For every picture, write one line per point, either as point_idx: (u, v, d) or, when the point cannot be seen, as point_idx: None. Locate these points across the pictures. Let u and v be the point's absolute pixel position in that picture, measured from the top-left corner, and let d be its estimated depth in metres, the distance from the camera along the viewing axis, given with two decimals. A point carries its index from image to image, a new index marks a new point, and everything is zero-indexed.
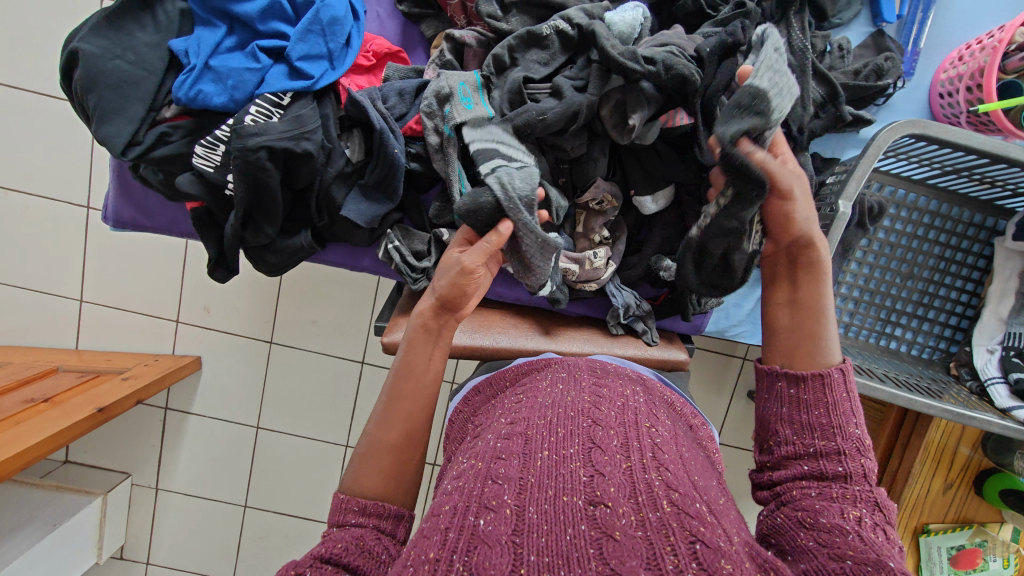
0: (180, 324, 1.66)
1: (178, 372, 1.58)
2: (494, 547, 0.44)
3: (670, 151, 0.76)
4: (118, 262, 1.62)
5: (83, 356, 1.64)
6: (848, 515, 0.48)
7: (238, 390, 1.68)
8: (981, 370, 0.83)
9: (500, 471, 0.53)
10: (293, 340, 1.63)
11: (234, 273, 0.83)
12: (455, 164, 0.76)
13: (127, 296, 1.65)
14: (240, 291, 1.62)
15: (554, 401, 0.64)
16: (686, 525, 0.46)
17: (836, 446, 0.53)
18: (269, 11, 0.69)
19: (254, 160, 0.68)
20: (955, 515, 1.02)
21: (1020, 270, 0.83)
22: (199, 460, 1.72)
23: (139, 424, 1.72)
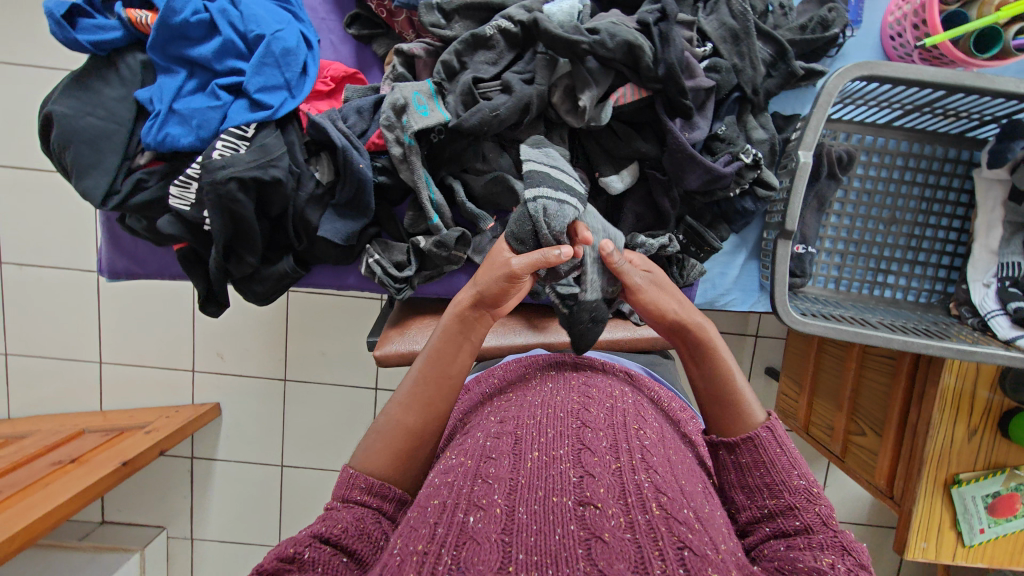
0: (196, 373, 1.70)
1: (198, 420, 1.62)
2: (483, 544, 0.43)
3: (627, 129, 0.77)
4: (131, 320, 1.67)
5: (108, 416, 1.69)
6: (821, 561, 0.48)
7: (259, 430, 1.71)
8: (979, 305, 0.81)
9: (489, 471, 0.52)
10: (305, 375, 1.66)
11: (226, 307, 0.86)
12: (420, 171, 0.78)
13: (143, 351, 1.69)
14: (249, 334, 1.66)
15: (542, 402, 0.64)
16: (674, 530, 0.45)
17: (786, 502, 0.55)
18: (223, 49, 0.72)
19: (226, 192, 0.71)
20: (985, 461, 0.98)
21: (1003, 200, 0.82)
22: (230, 504, 1.75)
23: (167, 476, 1.75)
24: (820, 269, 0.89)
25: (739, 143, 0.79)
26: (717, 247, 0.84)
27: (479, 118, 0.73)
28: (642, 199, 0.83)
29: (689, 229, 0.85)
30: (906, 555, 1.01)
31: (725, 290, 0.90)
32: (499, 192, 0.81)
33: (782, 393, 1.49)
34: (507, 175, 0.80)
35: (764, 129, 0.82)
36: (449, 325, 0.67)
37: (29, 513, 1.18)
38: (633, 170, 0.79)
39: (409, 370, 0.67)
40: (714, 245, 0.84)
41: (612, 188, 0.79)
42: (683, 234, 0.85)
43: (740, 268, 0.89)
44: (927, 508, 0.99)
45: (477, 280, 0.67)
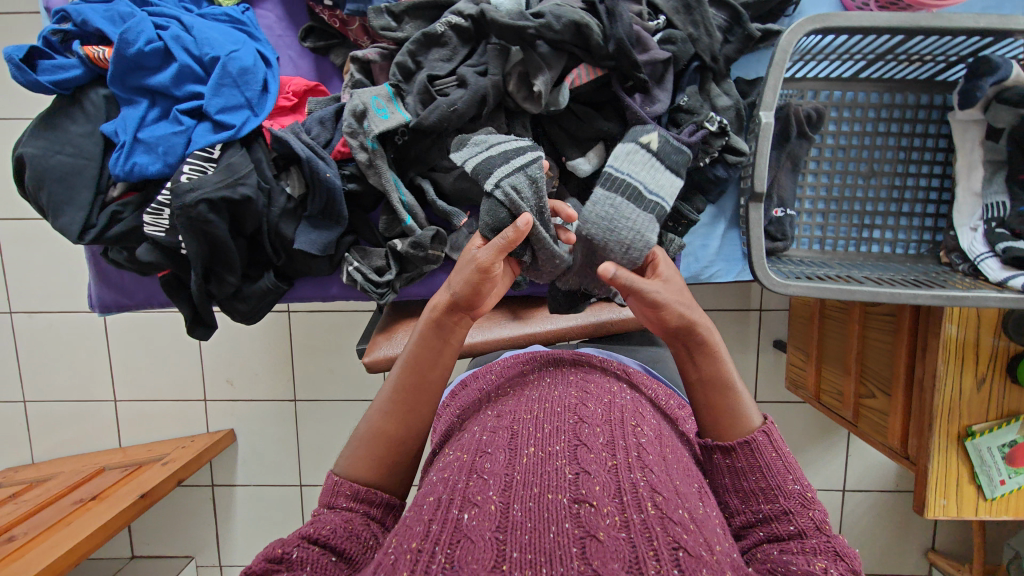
0: (208, 402, 1.72)
1: (214, 447, 1.65)
2: (476, 543, 0.43)
3: (587, 110, 0.76)
4: (140, 355, 1.70)
5: (127, 452, 1.72)
6: (814, 565, 0.48)
7: (274, 452, 1.73)
8: (968, 250, 0.80)
9: (485, 466, 0.51)
10: (314, 394, 1.68)
11: (214, 328, 0.87)
12: (387, 174, 0.79)
13: (154, 386, 1.72)
14: (255, 358, 1.67)
15: (540, 396, 0.64)
16: (669, 530, 0.45)
17: (781, 506, 0.55)
18: (180, 75, 0.73)
19: (196, 214, 0.73)
20: (998, 411, 0.96)
21: (982, 139, 0.79)
22: (255, 528, 1.77)
23: (190, 507, 1.77)
24: (803, 231, 0.87)
25: (702, 112, 0.78)
26: (694, 219, 0.84)
27: (438, 116, 0.74)
28: None
29: (665, 204, 0.84)
30: (926, 515, 0.99)
31: (708, 262, 0.89)
32: (468, 187, 0.81)
33: (790, 365, 1.46)
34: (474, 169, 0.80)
35: (728, 96, 0.81)
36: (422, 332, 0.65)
37: (53, 551, 1.21)
38: (600, 150, 0.78)
39: (389, 377, 0.66)
40: (691, 217, 0.83)
41: (580, 170, 0.78)
42: None
43: (720, 238, 0.88)
44: (942, 464, 0.96)
45: (451, 283, 0.65)
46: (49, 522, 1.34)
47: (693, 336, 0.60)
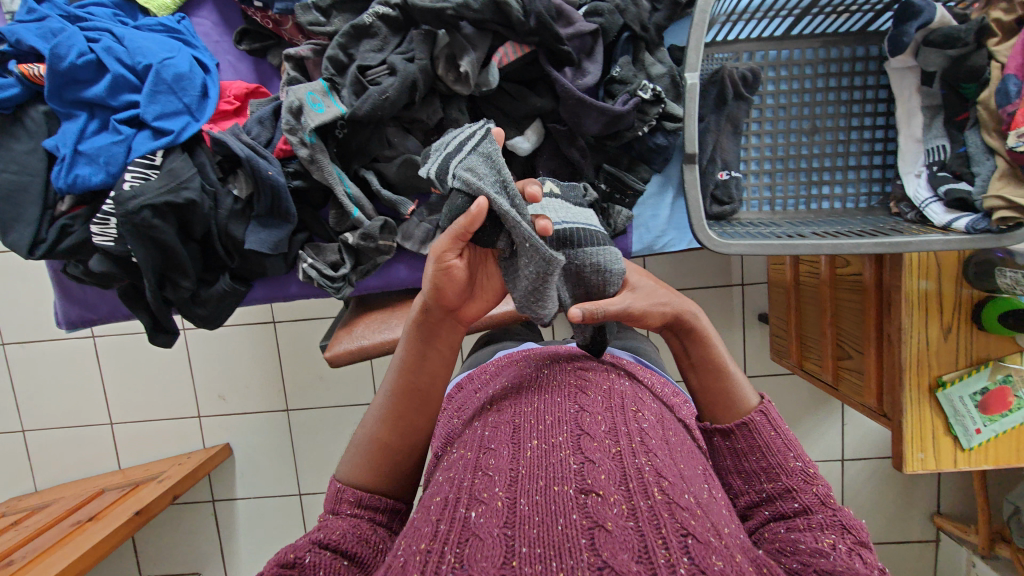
0: (202, 418, 1.74)
1: (210, 461, 1.66)
2: (486, 540, 0.42)
3: (518, 88, 0.77)
4: (130, 376, 1.72)
5: (127, 472, 1.72)
6: (822, 542, 0.50)
7: (270, 463, 1.73)
8: (913, 196, 0.79)
9: (490, 462, 0.50)
10: (307, 402, 1.69)
11: (176, 335, 0.89)
12: (330, 168, 0.79)
13: (146, 406, 1.74)
14: (245, 370, 1.69)
15: (540, 389, 0.62)
16: (676, 516, 0.44)
17: (784, 484, 0.56)
18: (115, 85, 0.75)
19: (141, 221, 0.74)
20: (967, 358, 0.95)
21: (918, 85, 0.79)
22: (259, 539, 1.77)
23: (192, 523, 1.78)
24: (751, 193, 0.88)
25: (635, 81, 0.79)
26: (640, 188, 0.85)
27: (371, 104, 0.74)
28: (553, 155, 0.83)
29: (609, 176, 0.85)
30: (905, 470, 0.98)
31: (660, 232, 0.89)
32: (414, 175, 0.82)
33: (774, 335, 1.44)
34: (415, 156, 0.81)
35: (662, 64, 0.81)
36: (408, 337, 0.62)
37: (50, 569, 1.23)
38: (537, 127, 0.79)
39: (382, 384, 0.64)
40: (636, 187, 0.84)
41: (520, 149, 0.78)
42: (605, 182, 0.85)
43: (669, 208, 0.89)
44: (917, 417, 0.96)
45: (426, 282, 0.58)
46: (46, 545, 1.34)
47: (684, 323, 0.63)
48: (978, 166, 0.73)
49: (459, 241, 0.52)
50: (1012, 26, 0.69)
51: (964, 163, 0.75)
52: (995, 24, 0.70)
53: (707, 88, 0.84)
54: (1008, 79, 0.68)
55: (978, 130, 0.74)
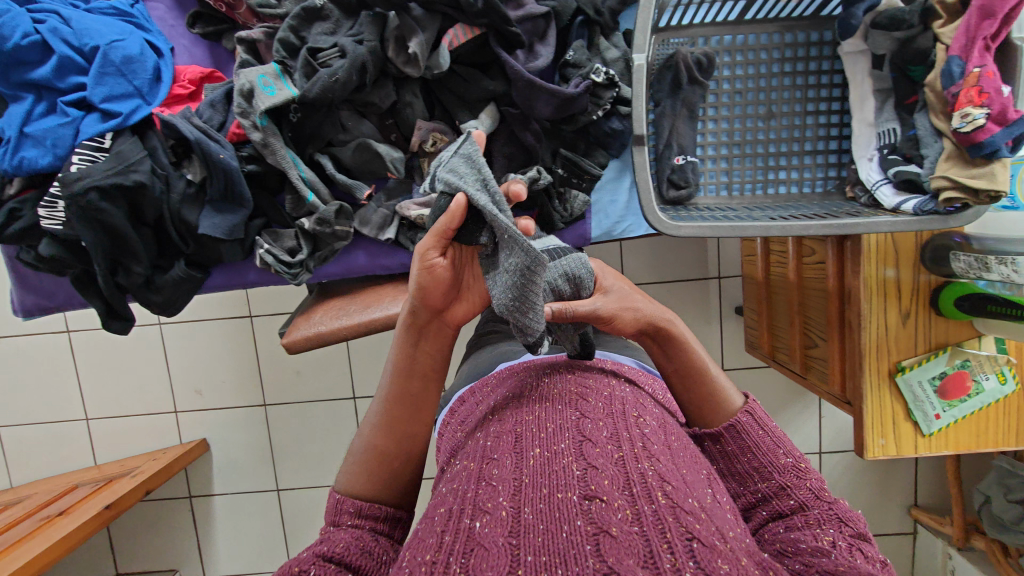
0: (179, 413, 1.65)
1: (186, 457, 1.56)
2: (491, 551, 0.40)
3: (470, 71, 0.78)
4: (106, 370, 1.64)
5: (102, 468, 1.64)
6: (821, 540, 0.49)
7: (248, 458, 1.64)
8: (865, 179, 0.80)
9: (493, 472, 0.48)
10: (285, 396, 1.60)
11: (131, 321, 0.89)
12: (282, 151, 0.79)
13: (122, 400, 1.65)
14: (221, 364, 1.61)
15: (541, 394, 0.59)
16: (680, 520, 0.42)
17: (778, 482, 0.56)
18: (62, 67, 0.75)
19: (88, 203, 0.73)
20: (926, 343, 0.95)
21: (869, 69, 0.80)
22: (237, 537, 1.68)
23: (168, 517, 1.68)
24: (709, 178, 0.88)
25: (588, 65, 0.79)
26: (596, 173, 0.84)
27: (321, 87, 0.74)
28: (509, 139, 0.83)
29: (566, 160, 0.84)
30: (867, 457, 0.98)
31: (619, 218, 0.89)
32: (369, 159, 0.82)
33: (748, 327, 1.41)
34: (369, 140, 0.81)
35: (617, 49, 0.81)
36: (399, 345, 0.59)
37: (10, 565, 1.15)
38: (491, 111, 0.79)
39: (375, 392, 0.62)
40: (592, 172, 0.84)
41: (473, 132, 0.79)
42: (562, 167, 0.84)
43: (628, 192, 0.88)
44: (876, 402, 0.96)
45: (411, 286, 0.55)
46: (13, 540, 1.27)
47: (661, 330, 0.63)
48: (926, 148, 0.74)
49: (442, 239, 0.50)
50: (957, 8, 0.70)
51: (914, 146, 0.76)
52: (940, 6, 0.71)
53: (662, 74, 0.85)
54: (951, 61, 0.68)
55: (926, 113, 0.75)
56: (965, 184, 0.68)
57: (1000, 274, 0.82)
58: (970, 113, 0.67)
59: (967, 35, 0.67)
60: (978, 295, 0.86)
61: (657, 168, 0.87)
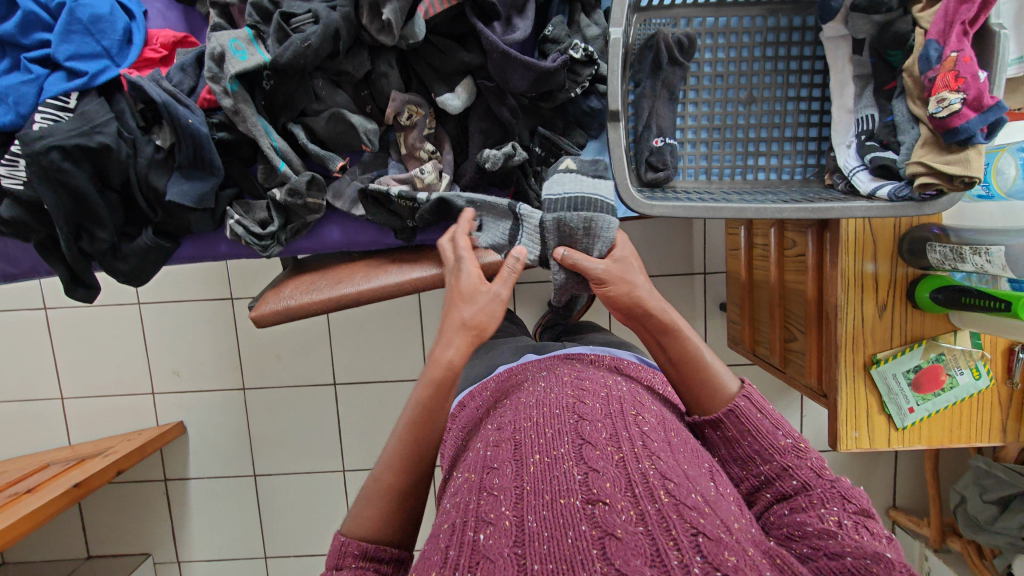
0: (156, 395, 1.48)
1: (161, 439, 1.41)
2: (496, 562, 0.39)
3: (446, 42, 0.77)
4: (80, 345, 1.47)
5: (76, 447, 1.47)
6: (827, 521, 0.48)
7: (226, 442, 1.49)
8: (843, 165, 0.80)
9: (494, 483, 0.46)
10: (261, 380, 1.45)
11: (96, 289, 0.87)
12: (253, 118, 0.78)
13: (97, 379, 1.48)
14: (201, 343, 1.44)
15: (536, 401, 0.55)
16: (685, 516, 0.41)
17: (779, 464, 0.53)
18: (26, 24, 0.75)
19: (48, 163, 0.72)
20: (902, 336, 0.94)
21: (850, 55, 0.79)
22: (212, 525, 1.52)
23: (139, 502, 1.51)
24: (688, 162, 0.87)
25: (567, 40, 0.78)
26: (574, 152, 0.83)
27: (293, 52, 0.73)
28: (485, 114, 0.83)
29: (544, 139, 0.83)
30: (839, 449, 0.97)
31: None
32: (343, 131, 0.81)
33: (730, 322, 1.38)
34: (342, 109, 0.80)
35: (598, 26, 0.80)
36: (431, 393, 0.62)
37: None
38: (468, 85, 0.80)
39: (392, 434, 0.62)
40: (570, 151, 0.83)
41: (450, 106, 0.79)
42: (540, 146, 0.84)
43: None
44: (851, 394, 0.95)
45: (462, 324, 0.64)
46: None
47: (654, 319, 0.63)
48: (903, 134, 0.73)
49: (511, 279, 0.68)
50: None
51: (891, 132, 0.75)
52: None
53: (643, 54, 0.84)
54: (929, 45, 0.68)
55: (904, 99, 0.74)
56: (938, 169, 0.68)
57: (974, 264, 0.81)
58: (945, 97, 0.67)
59: (945, 19, 0.67)
60: (952, 287, 0.84)
61: (636, 150, 0.86)
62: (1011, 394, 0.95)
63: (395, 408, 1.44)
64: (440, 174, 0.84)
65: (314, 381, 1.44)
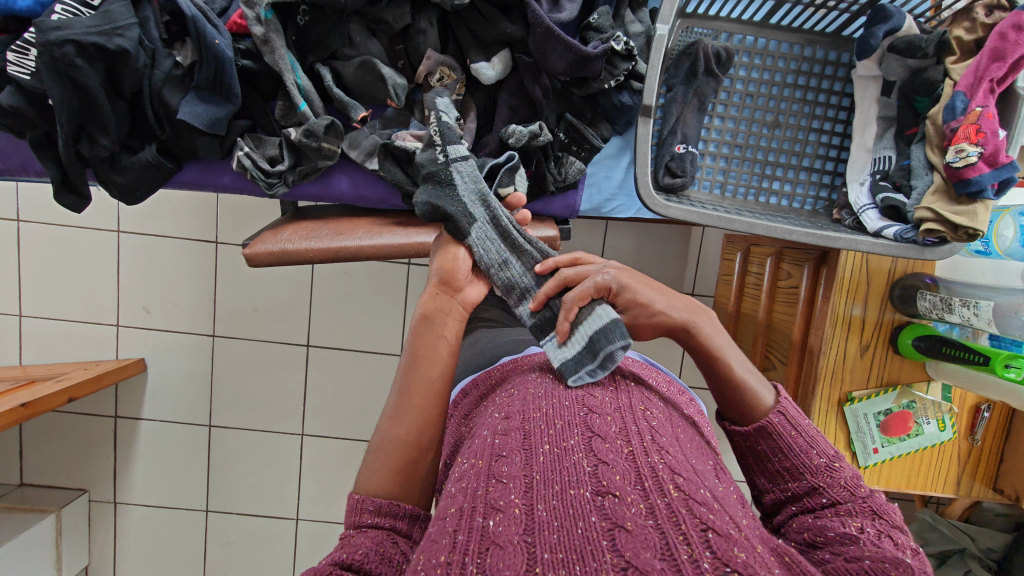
0: (121, 328, 1.42)
1: (119, 373, 1.35)
2: (506, 549, 0.38)
3: (492, 10, 0.77)
4: (50, 264, 1.39)
5: (26, 368, 1.39)
6: (849, 526, 0.48)
7: (187, 387, 1.44)
8: (853, 202, 0.82)
9: (502, 470, 0.45)
10: (234, 329, 1.41)
11: (85, 200, 0.83)
12: (281, 50, 0.75)
13: (62, 302, 1.41)
14: (178, 280, 1.39)
15: (545, 391, 0.56)
16: (694, 511, 0.41)
17: (809, 483, 0.52)
18: None
19: (62, 56, 0.69)
20: (878, 379, 0.95)
21: (878, 95, 0.82)
22: (158, 469, 1.47)
23: (86, 435, 1.46)
24: (705, 174, 0.88)
25: (610, 31, 0.78)
26: (597, 144, 0.83)
27: None
28: (515, 90, 0.84)
29: (568, 126, 0.83)
30: None
31: (610, 195, 0.88)
32: (371, 82, 0.80)
33: None
34: (373, 58, 0.79)
35: (641, 24, 0.81)
36: (422, 326, 0.62)
37: None
38: (504, 57, 0.80)
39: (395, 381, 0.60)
40: (593, 142, 0.83)
41: (484, 75, 0.80)
42: (564, 132, 0.83)
43: (624, 172, 0.88)
44: (822, 427, 0.95)
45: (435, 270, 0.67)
46: None
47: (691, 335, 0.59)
48: (917, 179, 0.76)
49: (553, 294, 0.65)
50: (971, 46, 0.73)
51: (905, 175, 0.78)
52: (955, 41, 0.73)
53: (680, 60, 0.84)
54: (957, 96, 0.70)
55: (923, 146, 0.77)
56: (947, 217, 0.70)
57: (961, 315, 0.83)
58: (964, 149, 0.69)
59: (975, 74, 0.70)
60: (934, 337, 0.87)
61: (657, 153, 0.86)
62: (971, 450, 0.96)
63: (365, 379, 1.42)
64: (458, 141, 0.83)
65: (288, 339, 1.41)
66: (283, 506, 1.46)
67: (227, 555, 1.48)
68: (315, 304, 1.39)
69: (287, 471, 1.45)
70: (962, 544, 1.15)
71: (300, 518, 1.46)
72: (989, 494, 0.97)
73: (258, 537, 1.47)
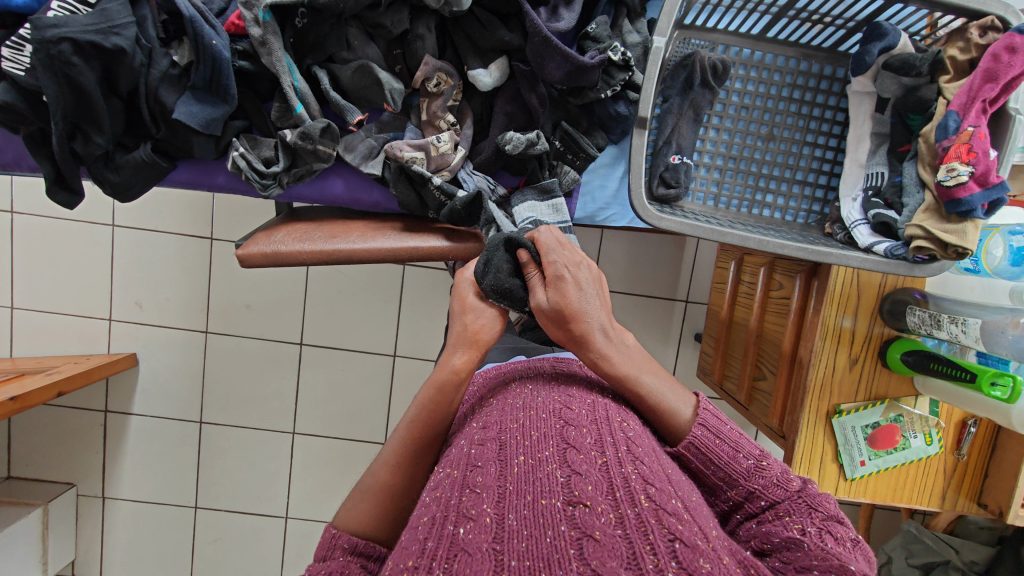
0: (113, 323, 1.41)
1: (110, 367, 1.33)
2: (475, 556, 0.38)
3: (490, 17, 0.78)
4: (42, 257, 1.39)
5: (16, 360, 1.38)
6: (792, 529, 0.47)
7: (178, 383, 1.43)
8: (846, 217, 0.83)
9: (476, 480, 0.45)
10: (226, 326, 1.40)
11: (78, 197, 0.83)
12: (279, 53, 0.75)
13: (54, 295, 1.41)
14: (171, 276, 1.39)
15: (523, 402, 0.56)
16: (663, 522, 0.41)
17: (745, 489, 0.52)
18: None
19: (57, 53, 0.69)
20: (867, 392, 0.95)
21: (872, 111, 0.83)
22: (147, 465, 1.46)
23: (76, 430, 1.45)
24: (699, 185, 0.88)
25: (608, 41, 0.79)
26: (592, 153, 0.84)
27: None
28: (512, 96, 0.84)
29: (564, 134, 0.84)
30: None
31: (604, 204, 0.89)
32: (368, 86, 0.80)
33: (703, 354, 1.36)
34: (370, 62, 0.79)
35: (638, 34, 0.82)
36: (433, 394, 0.58)
37: None
38: (501, 64, 0.81)
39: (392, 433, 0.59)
40: (588, 151, 0.83)
41: (480, 82, 0.80)
42: (559, 140, 0.84)
43: (618, 181, 0.89)
44: (809, 441, 0.95)
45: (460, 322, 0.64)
46: None
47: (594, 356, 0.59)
48: (908, 197, 0.76)
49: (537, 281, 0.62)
50: (964, 66, 0.73)
51: (897, 193, 0.78)
52: (949, 61, 0.74)
53: (677, 70, 0.84)
54: (949, 115, 0.71)
55: (915, 163, 0.77)
56: (937, 235, 0.70)
57: (949, 332, 0.84)
58: (955, 168, 0.70)
59: (968, 94, 0.70)
60: (923, 352, 0.87)
61: (652, 163, 0.87)
62: (956, 465, 0.97)
63: (356, 378, 1.41)
64: (454, 147, 0.83)
65: (281, 337, 1.41)
66: (273, 504, 1.45)
67: (215, 553, 1.47)
68: (308, 304, 1.39)
69: (276, 469, 1.44)
70: (946, 556, 1.15)
71: (290, 516, 1.45)
72: (974, 508, 0.97)
73: (245, 536, 1.46)
